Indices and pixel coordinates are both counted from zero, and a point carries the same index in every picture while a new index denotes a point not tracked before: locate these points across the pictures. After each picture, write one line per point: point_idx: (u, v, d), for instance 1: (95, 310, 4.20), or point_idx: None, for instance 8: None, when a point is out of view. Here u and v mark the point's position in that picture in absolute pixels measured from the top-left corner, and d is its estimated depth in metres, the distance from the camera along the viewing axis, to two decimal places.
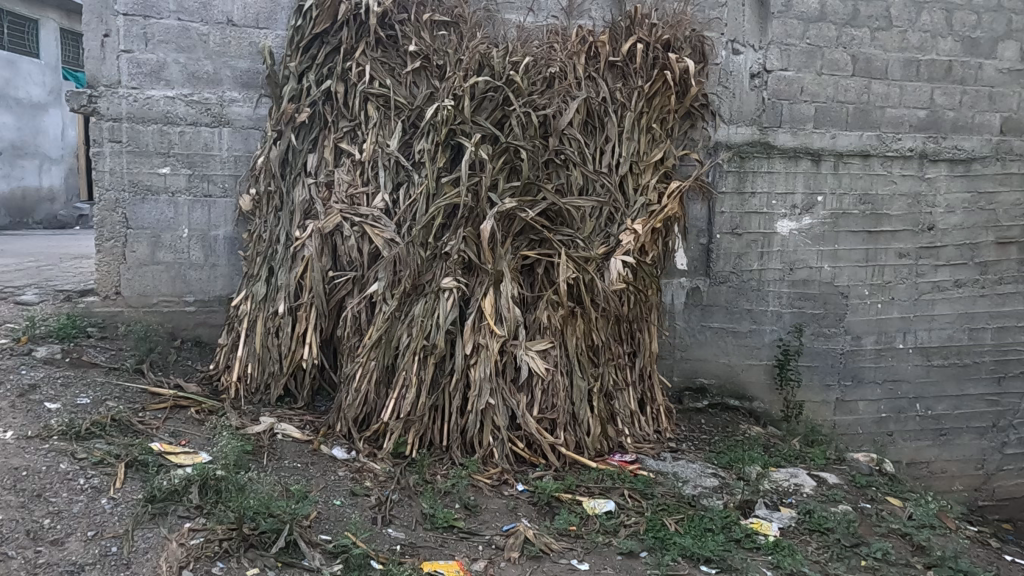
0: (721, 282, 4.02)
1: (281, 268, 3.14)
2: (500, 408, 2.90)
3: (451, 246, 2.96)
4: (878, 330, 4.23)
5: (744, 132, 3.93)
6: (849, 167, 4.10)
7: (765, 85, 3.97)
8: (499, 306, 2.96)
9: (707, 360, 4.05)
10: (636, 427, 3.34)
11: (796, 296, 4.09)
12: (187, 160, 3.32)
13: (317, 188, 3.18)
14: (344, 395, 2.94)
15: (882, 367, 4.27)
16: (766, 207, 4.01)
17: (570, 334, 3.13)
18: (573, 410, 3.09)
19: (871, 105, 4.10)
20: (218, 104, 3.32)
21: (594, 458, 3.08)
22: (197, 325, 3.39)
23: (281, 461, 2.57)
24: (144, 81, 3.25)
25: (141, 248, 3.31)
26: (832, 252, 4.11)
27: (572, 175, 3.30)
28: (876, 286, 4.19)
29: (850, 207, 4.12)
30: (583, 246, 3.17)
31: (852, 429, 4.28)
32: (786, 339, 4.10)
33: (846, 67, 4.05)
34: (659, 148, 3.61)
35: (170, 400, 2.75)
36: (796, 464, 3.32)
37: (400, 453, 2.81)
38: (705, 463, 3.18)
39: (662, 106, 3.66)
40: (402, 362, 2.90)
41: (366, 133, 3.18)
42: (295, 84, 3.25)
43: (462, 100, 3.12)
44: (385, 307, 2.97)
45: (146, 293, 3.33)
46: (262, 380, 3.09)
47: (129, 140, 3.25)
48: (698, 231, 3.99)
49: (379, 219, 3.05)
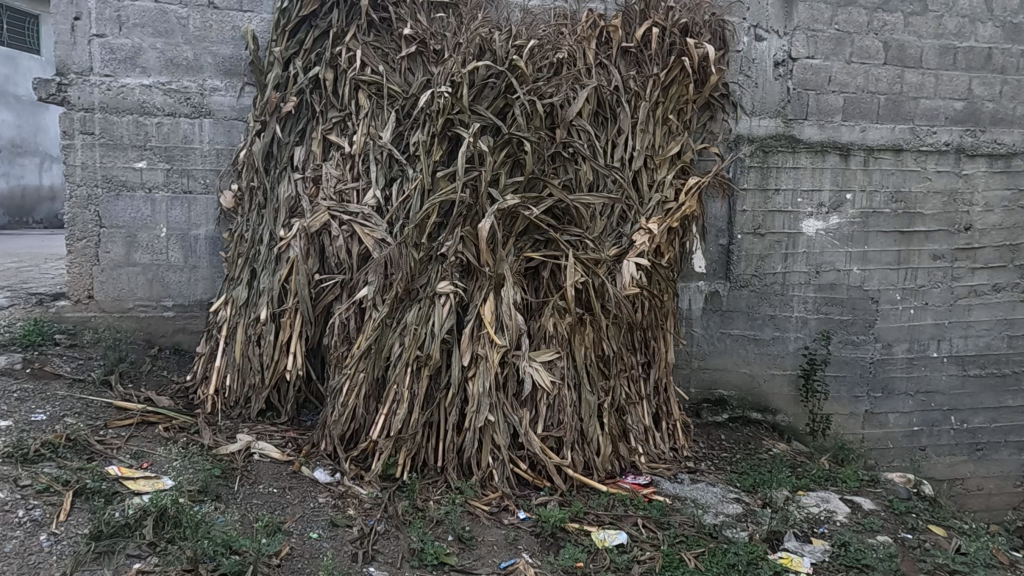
0: (742, 286, 3.72)
1: (264, 271, 2.89)
2: (500, 426, 2.63)
3: (447, 247, 2.69)
4: (911, 337, 3.92)
5: (768, 125, 3.65)
6: (880, 163, 3.79)
7: (790, 74, 3.68)
8: (500, 313, 2.69)
9: (726, 370, 3.76)
10: (650, 445, 3.06)
11: (823, 302, 3.79)
12: (164, 154, 3.07)
13: (303, 183, 2.92)
14: (330, 411, 2.68)
15: (914, 378, 3.95)
16: (791, 205, 3.71)
17: (579, 344, 2.85)
18: (581, 427, 2.82)
19: (904, 96, 3.80)
20: (198, 92, 3.08)
21: (605, 481, 2.81)
22: (176, 331, 3.15)
23: (255, 486, 2.31)
24: (118, 68, 3.01)
25: (116, 249, 3.07)
26: (862, 254, 3.81)
27: (582, 170, 3.02)
28: (908, 291, 3.88)
29: (882, 206, 3.81)
30: (593, 247, 2.90)
31: (881, 444, 3.97)
32: (811, 348, 3.79)
33: (878, 55, 3.74)
34: (676, 141, 3.32)
35: (137, 417, 2.50)
36: (826, 486, 3.03)
37: (389, 475, 2.55)
38: (726, 486, 2.90)
39: (679, 96, 3.38)
40: (393, 374, 2.64)
41: (357, 124, 2.92)
42: (281, 71, 3.00)
43: (461, 87, 2.85)
44: (375, 314, 2.70)
45: (122, 297, 3.10)
46: (242, 393, 2.84)
47: (103, 132, 3.01)
48: (717, 231, 3.70)
49: (370, 218, 2.79)
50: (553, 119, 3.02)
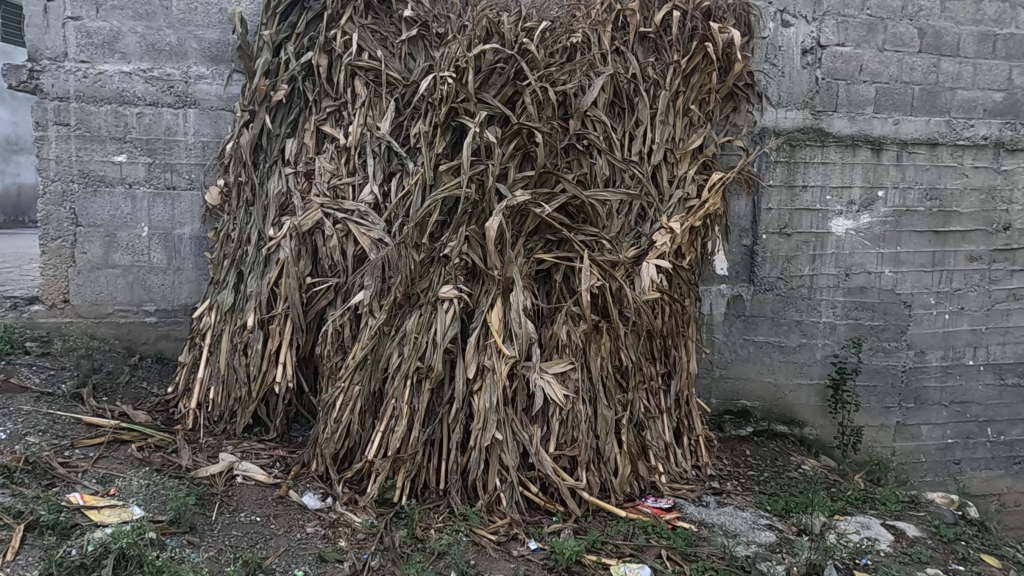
0: (766, 289, 3.46)
1: (251, 274, 2.66)
2: (509, 445, 2.39)
3: (451, 248, 2.45)
4: (946, 344, 3.65)
5: (795, 117, 3.40)
6: (914, 158, 3.53)
7: (818, 62, 3.42)
8: (509, 320, 2.45)
9: (749, 380, 3.51)
10: (671, 463, 2.81)
11: (852, 306, 3.53)
12: (146, 147, 2.85)
13: (295, 178, 2.69)
14: (322, 428, 2.44)
15: (949, 387, 3.69)
16: (819, 203, 3.45)
17: (594, 354, 2.61)
18: (597, 445, 2.57)
19: (940, 87, 3.53)
20: (182, 80, 2.84)
21: (623, 504, 2.57)
22: (159, 338, 2.92)
23: (235, 514, 2.07)
24: (95, 54, 2.79)
25: (94, 249, 2.85)
26: (894, 256, 3.55)
27: (597, 164, 2.77)
28: (943, 295, 3.62)
29: (915, 204, 3.55)
30: (610, 248, 2.65)
31: (914, 457, 3.69)
32: (841, 356, 3.53)
33: (912, 43, 3.48)
34: (697, 133, 3.07)
35: (107, 435, 2.27)
36: (864, 509, 2.77)
37: (386, 500, 2.31)
38: (756, 511, 2.64)
39: (701, 85, 3.12)
40: (391, 387, 2.41)
41: (353, 114, 2.68)
42: (270, 57, 2.77)
43: (466, 72, 2.60)
44: (372, 321, 2.47)
45: (100, 301, 2.87)
46: (227, 407, 2.60)
47: (79, 123, 2.79)
48: (741, 231, 3.44)
49: (366, 216, 2.56)
50: (565, 109, 2.76)
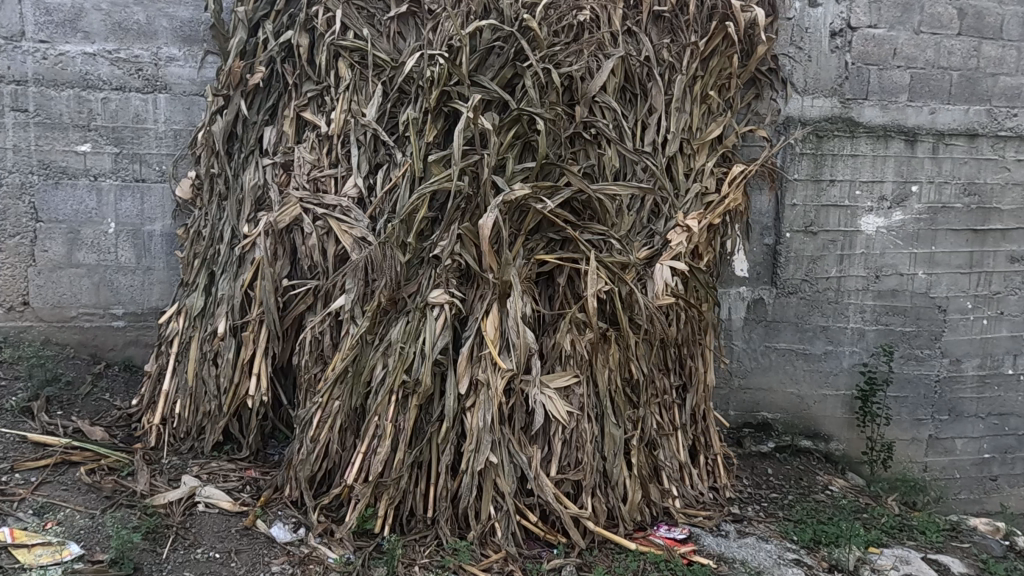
0: (790, 292, 3.18)
1: (223, 275, 2.42)
2: (505, 469, 2.13)
3: (442, 248, 2.20)
4: (983, 352, 3.35)
5: (822, 105, 3.10)
6: (951, 150, 3.23)
7: (848, 46, 3.10)
8: (506, 329, 2.19)
9: (771, 390, 3.23)
10: (686, 486, 2.55)
11: (883, 311, 3.24)
12: (112, 135, 2.61)
13: (272, 170, 2.44)
14: (296, 448, 2.20)
15: (986, 398, 3.39)
16: (848, 198, 3.16)
17: (602, 366, 2.34)
18: (604, 467, 2.31)
19: (980, 72, 3.21)
20: (152, 63, 2.60)
21: (633, 534, 2.31)
22: (127, 344, 2.69)
23: (190, 551, 1.87)
24: (56, 33, 2.55)
25: (55, 247, 2.62)
26: (928, 257, 3.25)
27: (606, 156, 2.50)
28: (981, 299, 3.32)
29: (952, 199, 3.25)
30: (619, 248, 2.38)
31: (947, 474, 3.40)
32: (870, 365, 3.24)
33: (951, 24, 3.16)
34: (716, 121, 2.78)
35: (54, 457, 2.09)
36: (902, 540, 2.50)
37: (366, 531, 2.08)
38: (782, 542, 2.38)
39: (721, 70, 2.81)
40: (374, 403, 2.16)
41: (335, 99, 2.42)
42: (246, 36, 2.51)
43: (460, 52, 2.33)
44: (353, 329, 2.23)
45: (62, 304, 2.64)
46: (195, 422, 2.37)
47: (38, 108, 2.55)
48: (762, 229, 3.16)
49: (349, 212, 2.31)
50: (572, 94, 2.49)
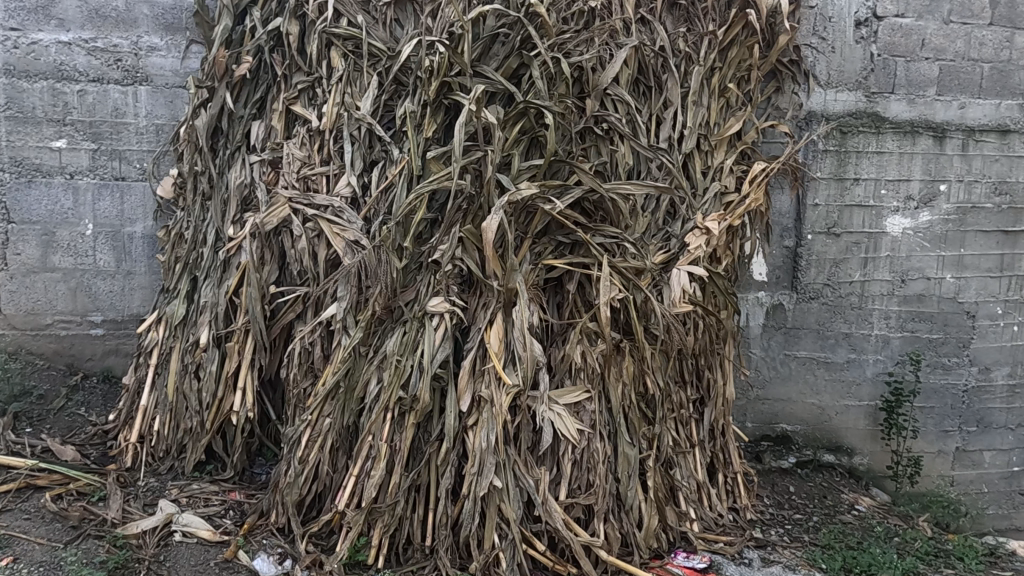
0: (811, 298, 2.99)
1: (206, 281, 2.24)
2: (510, 495, 1.96)
3: (441, 253, 2.02)
4: (1014, 360, 3.15)
5: (846, 100, 2.91)
6: (983, 147, 3.02)
7: (874, 37, 2.91)
8: (511, 341, 2.01)
9: (791, 401, 3.05)
10: (704, 507, 2.37)
11: (910, 318, 3.05)
12: (89, 130, 2.43)
13: (260, 168, 2.26)
14: (283, 470, 2.02)
15: (1017, 409, 3.19)
16: (872, 198, 2.96)
17: (614, 379, 2.16)
18: (617, 490, 2.13)
19: (1014, 64, 3.00)
20: (131, 53, 2.42)
21: (648, 563, 2.13)
22: (107, 354, 2.52)
23: None
24: (28, 20, 2.38)
25: (29, 249, 2.45)
26: (957, 260, 3.06)
27: (619, 152, 2.32)
28: (1013, 304, 3.12)
29: (983, 199, 3.05)
30: (634, 252, 2.20)
31: (975, 488, 3.21)
32: (896, 374, 3.05)
33: (983, 14, 2.95)
34: (735, 116, 2.59)
35: (17, 482, 1.98)
36: (940, 569, 2.33)
37: (358, 562, 1.91)
38: (811, 573, 2.21)
39: (740, 61, 2.61)
40: (367, 422, 1.99)
41: (327, 91, 2.24)
42: (231, 24, 2.33)
43: (461, 39, 2.14)
44: (345, 340, 2.05)
45: (38, 310, 2.48)
46: (176, 440, 2.20)
47: (10, 101, 2.39)
48: (782, 230, 2.97)
49: (342, 212, 2.13)
50: (582, 86, 2.30)
